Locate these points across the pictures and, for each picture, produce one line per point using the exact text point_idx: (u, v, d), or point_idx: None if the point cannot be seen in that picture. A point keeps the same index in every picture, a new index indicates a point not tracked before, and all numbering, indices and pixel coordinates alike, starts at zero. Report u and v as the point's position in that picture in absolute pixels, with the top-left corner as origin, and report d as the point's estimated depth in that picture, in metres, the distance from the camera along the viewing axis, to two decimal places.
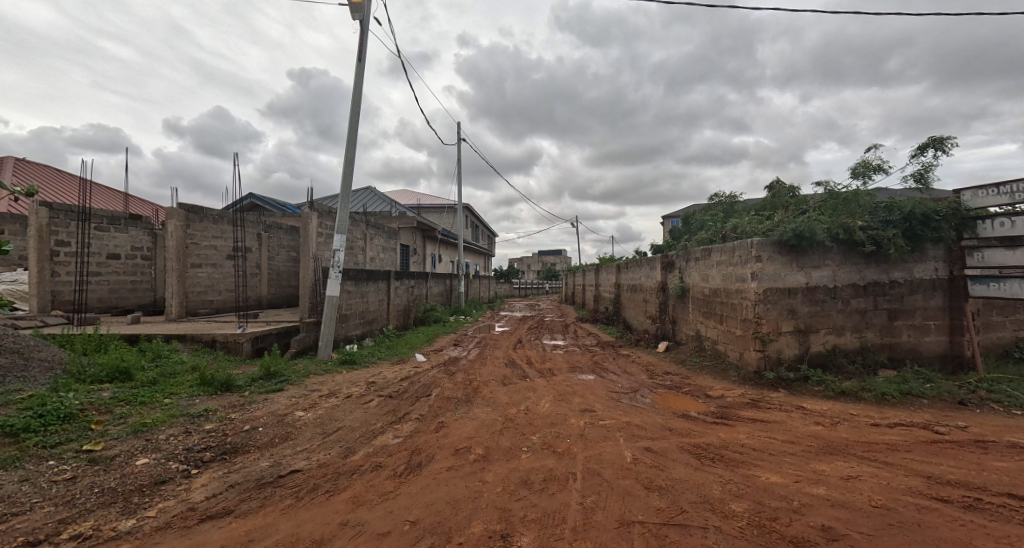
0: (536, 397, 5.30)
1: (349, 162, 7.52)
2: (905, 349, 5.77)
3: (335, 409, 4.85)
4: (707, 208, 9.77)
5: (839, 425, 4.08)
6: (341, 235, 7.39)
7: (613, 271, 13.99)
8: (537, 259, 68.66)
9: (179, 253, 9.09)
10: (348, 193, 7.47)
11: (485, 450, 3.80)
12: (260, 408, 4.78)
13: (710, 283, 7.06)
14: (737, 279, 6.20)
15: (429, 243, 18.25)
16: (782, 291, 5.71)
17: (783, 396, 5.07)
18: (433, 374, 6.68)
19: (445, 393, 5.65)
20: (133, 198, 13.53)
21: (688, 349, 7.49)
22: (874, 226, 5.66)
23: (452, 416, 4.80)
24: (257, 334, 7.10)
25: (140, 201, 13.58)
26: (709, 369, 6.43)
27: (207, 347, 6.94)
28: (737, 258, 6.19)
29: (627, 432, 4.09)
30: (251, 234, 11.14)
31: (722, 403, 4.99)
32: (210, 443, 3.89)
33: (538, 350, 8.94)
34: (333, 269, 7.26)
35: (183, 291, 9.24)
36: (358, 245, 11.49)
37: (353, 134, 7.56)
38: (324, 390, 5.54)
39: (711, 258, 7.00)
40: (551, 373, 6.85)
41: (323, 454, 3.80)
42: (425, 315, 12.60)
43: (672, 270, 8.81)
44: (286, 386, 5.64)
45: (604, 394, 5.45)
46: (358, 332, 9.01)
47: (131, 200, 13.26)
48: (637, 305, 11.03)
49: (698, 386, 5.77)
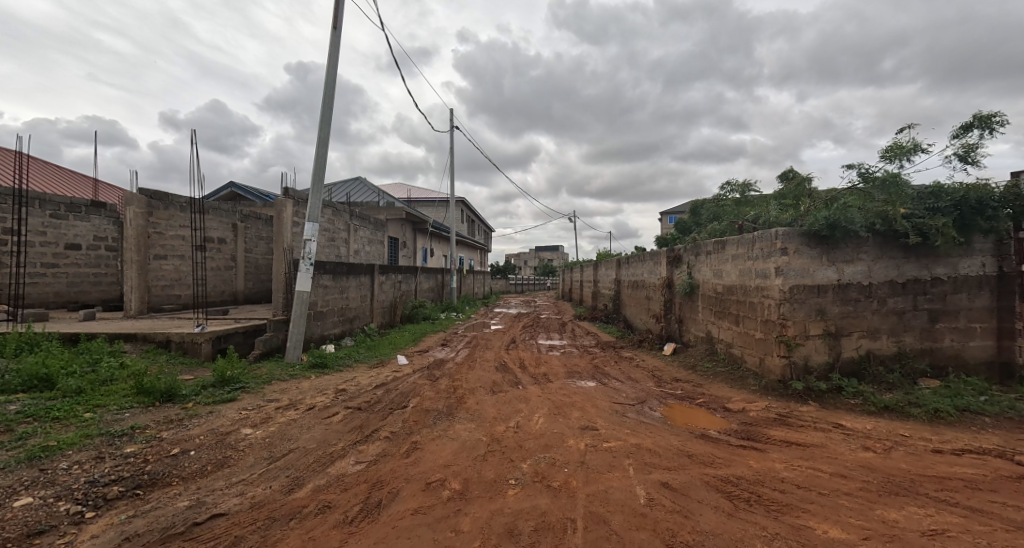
0: (528, 410, 4.58)
1: (323, 142, 6.76)
2: (948, 356, 5.08)
3: (290, 425, 4.10)
4: (719, 199, 9.04)
5: (893, 450, 3.38)
6: (314, 222, 6.63)
7: (613, 267, 13.27)
8: (535, 255, 67.80)
9: (141, 243, 8.32)
10: (321, 178, 6.70)
11: (463, 484, 3.07)
12: (199, 424, 4.01)
13: (723, 280, 6.35)
14: (757, 276, 5.49)
15: (420, 237, 17.45)
16: (810, 288, 5.00)
17: (815, 411, 4.36)
18: (414, 380, 5.93)
19: (424, 404, 4.92)
20: (102, 184, 12.80)
21: (698, 352, 6.77)
22: (919, 214, 4.94)
23: (429, 435, 4.05)
24: (219, 333, 6.35)
25: (110, 188, 12.88)
26: (724, 376, 5.72)
27: (160, 348, 6.19)
28: (758, 251, 5.48)
29: (637, 459, 3.36)
30: (224, 224, 10.38)
31: (746, 420, 4.29)
32: (124, 473, 3.13)
33: (532, 351, 8.23)
34: (304, 261, 6.51)
35: (146, 285, 8.47)
36: (340, 236, 10.70)
37: (328, 111, 6.80)
38: (283, 400, 4.78)
39: (726, 252, 6.30)
40: (545, 379, 6.13)
41: (261, 489, 3.06)
42: (413, 313, 11.82)
43: (679, 264, 8.09)
44: (240, 395, 4.88)
45: (606, 407, 4.74)
46: (336, 331, 8.24)
47: (100, 186, 12.55)
48: (639, 302, 10.32)
49: (714, 397, 5.06)
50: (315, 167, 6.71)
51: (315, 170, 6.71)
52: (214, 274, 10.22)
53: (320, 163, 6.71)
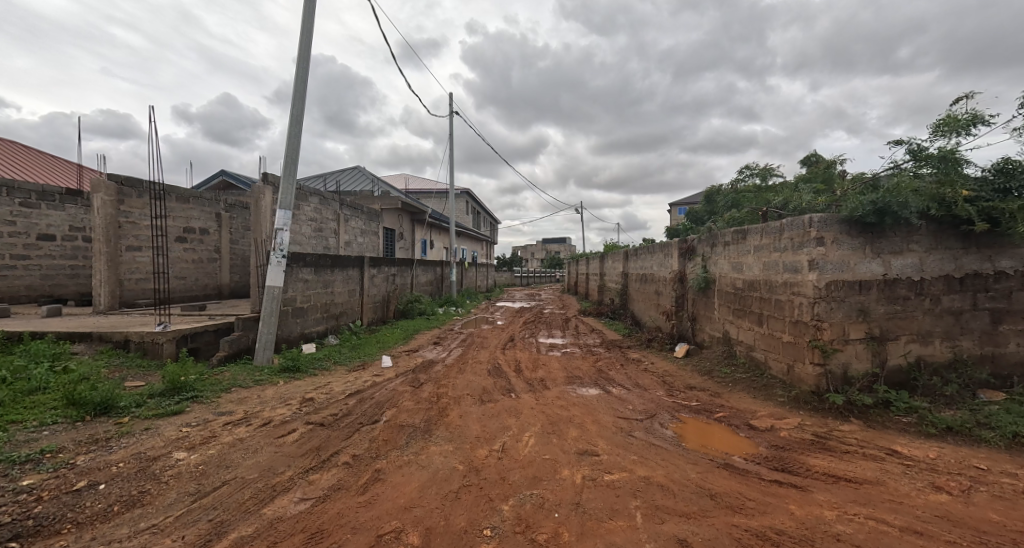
0: (519, 428, 3.91)
1: (296, 121, 6.10)
2: (1012, 364, 4.34)
3: (234, 447, 3.46)
4: (737, 186, 8.26)
5: (975, 492, 2.66)
6: (286, 211, 5.98)
7: (620, 259, 12.51)
8: (541, 248, 66.92)
9: (110, 234, 7.76)
10: (293, 161, 6.05)
11: (425, 538, 2.41)
12: (126, 445, 3.38)
13: (745, 274, 5.61)
14: (785, 270, 4.74)
15: (418, 228, 16.76)
16: (850, 285, 4.25)
17: (860, 432, 3.64)
18: (394, 387, 5.30)
19: (400, 418, 4.28)
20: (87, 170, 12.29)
21: (715, 355, 6.04)
22: (985, 196, 4.18)
23: (396, 461, 3.39)
24: (184, 332, 5.79)
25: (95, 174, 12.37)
26: (745, 384, 5.00)
27: (118, 349, 5.63)
28: (786, 241, 4.72)
29: (647, 501, 2.67)
30: (206, 214, 9.80)
31: (778, 443, 3.57)
32: (3, 517, 2.46)
33: (531, 351, 7.57)
34: (275, 253, 5.89)
35: (117, 278, 7.92)
36: (328, 227, 10.09)
37: (301, 87, 6.13)
38: (237, 413, 4.16)
39: (748, 243, 5.56)
40: (542, 385, 5.45)
41: (171, 541, 2.41)
42: (408, 307, 11.21)
43: (693, 257, 7.35)
44: (190, 405, 4.27)
45: (610, 423, 4.07)
46: (319, 329, 7.63)
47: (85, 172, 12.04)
48: (647, 297, 9.60)
49: (735, 410, 4.35)
50: (286, 149, 6.06)
51: (287, 152, 6.06)
52: (196, 267, 9.66)
53: (293, 144, 6.06)
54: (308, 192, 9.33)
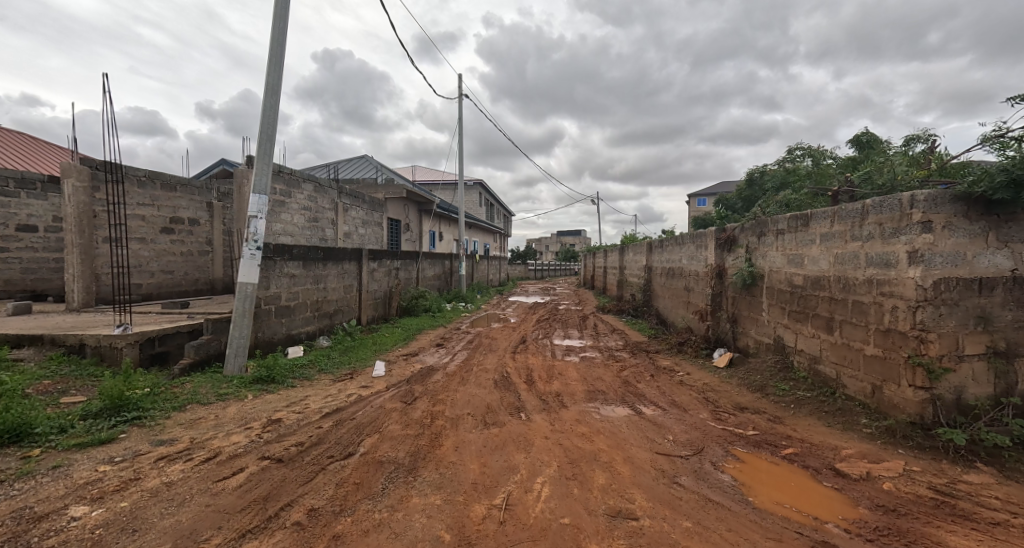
0: (529, 472, 3.02)
1: (272, 90, 5.27)
2: None
3: (155, 498, 2.63)
4: (784, 168, 7.20)
5: None
6: (259, 195, 5.16)
7: (642, 252, 11.47)
8: (556, 241, 65.72)
9: (84, 223, 7.07)
10: (269, 139, 5.23)
11: None
12: (13, 494, 2.57)
13: (807, 269, 4.59)
14: (869, 264, 3.70)
15: (427, 220, 15.95)
16: (968, 284, 3.20)
17: (1000, 487, 2.63)
18: (382, 403, 4.46)
19: (381, 450, 3.43)
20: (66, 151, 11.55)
21: (765, 365, 5.04)
22: None
23: (364, 520, 2.54)
24: (146, 334, 5.04)
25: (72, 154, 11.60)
26: (813, 406, 4.00)
27: (71, 354, 4.90)
28: (871, 227, 3.68)
29: None
30: (195, 204, 9.11)
31: (886, 503, 2.57)
32: None
33: (544, 355, 6.68)
34: (248, 244, 5.08)
35: (92, 273, 7.25)
36: (325, 217, 9.30)
37: (277, 51, 5.29)
38: (179, 442, 3.35)
39: (812, 230, 4.52)
40: (558, 402, 4.55)
41: None
42: (412, 305, 10.39)
43: (734, 248, 6.32)
44: (126, 431, 3.47)
45: (647, 463, 3.14)
46: (308, 330, 6.84)
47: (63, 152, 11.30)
48: (675, 294, 8.60)
49: (808, 444, 3.37)
50: (261, 124, 5.23)
51: (261, 128, 5.23)
52: (185, 260, 8.99)
53: (269, 119, 5.23)
54: (301, 178, 8.54)
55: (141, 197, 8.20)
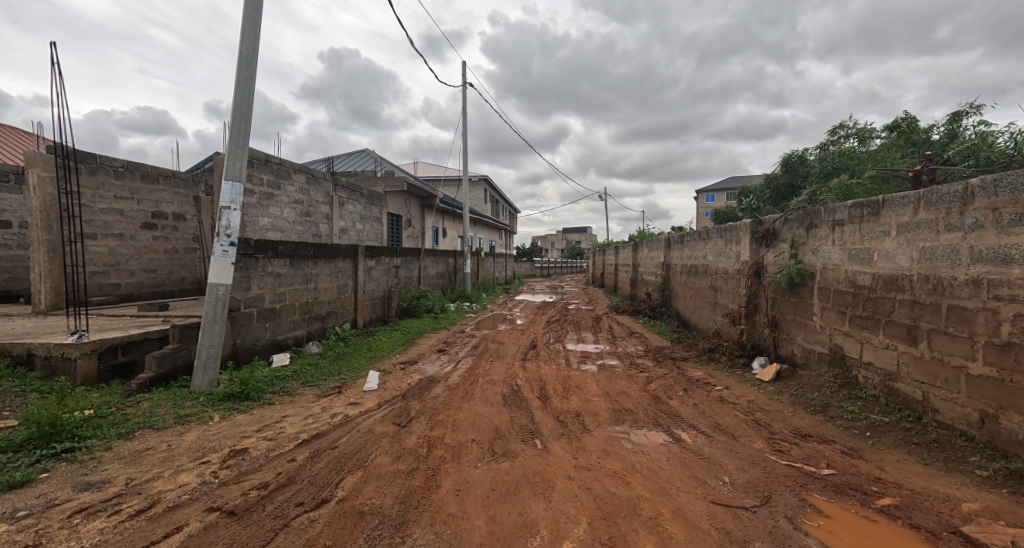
0: (550, 535, 2.29)
1: (248, 62, 4.58)
2: None
3: None
4: (830, 152, 6.42)
5: None
6: (231, 182, 4.46)
7: (659, 248, 10.69)
8: (561, 238, 64.88)
9: (52, 217, 6.42)
10: (243, 119, 4.53)
11: None
12: None
13: (877, 266, 3.82)
14: (976, 261, 2.94)
15: (428, 215, 15.25)
16: None
17: None
18: (370, 427, 3.76)
19: (362, 495, 2.72)
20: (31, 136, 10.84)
21: (820, 379, 4.30)
22: None
23: None
24: (106, 343, 4.37)
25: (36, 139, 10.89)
26: (893, 435, 3.27)
27: (19, 366, 4.25)
28: (982, 216, 2.91)
29: None
30: (179, 197, 8.44)
31: None
32: None
33: (558, 364, 5.95)
34: (219, 239, 4.40)
35: (63, 272, 6.61)
36: (319, 211, 8.63)
37: (252, 18, 4.59)
38: (109, 486, 2.66)
39: (885, 220, 3.75)
40: (579, 424, 3.84)
41: None
42: (412, 305, 9.70)
43: (774, 243, 5.55)
44: (49, 469, 2.80)
45: (705, 520, 2.41)
46: (295, 336, 6.16)
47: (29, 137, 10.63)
48: (700, 293, 7.84)
49: (907, 491, 2.63)
50: (234, 101, 4.54)
51: (234, 106, 4.53)
52: (170, 257, 8.36)
53: (243, 97, 4.55)
54: (291, 169, 7.84)
55: (119, 190, 7.56)
